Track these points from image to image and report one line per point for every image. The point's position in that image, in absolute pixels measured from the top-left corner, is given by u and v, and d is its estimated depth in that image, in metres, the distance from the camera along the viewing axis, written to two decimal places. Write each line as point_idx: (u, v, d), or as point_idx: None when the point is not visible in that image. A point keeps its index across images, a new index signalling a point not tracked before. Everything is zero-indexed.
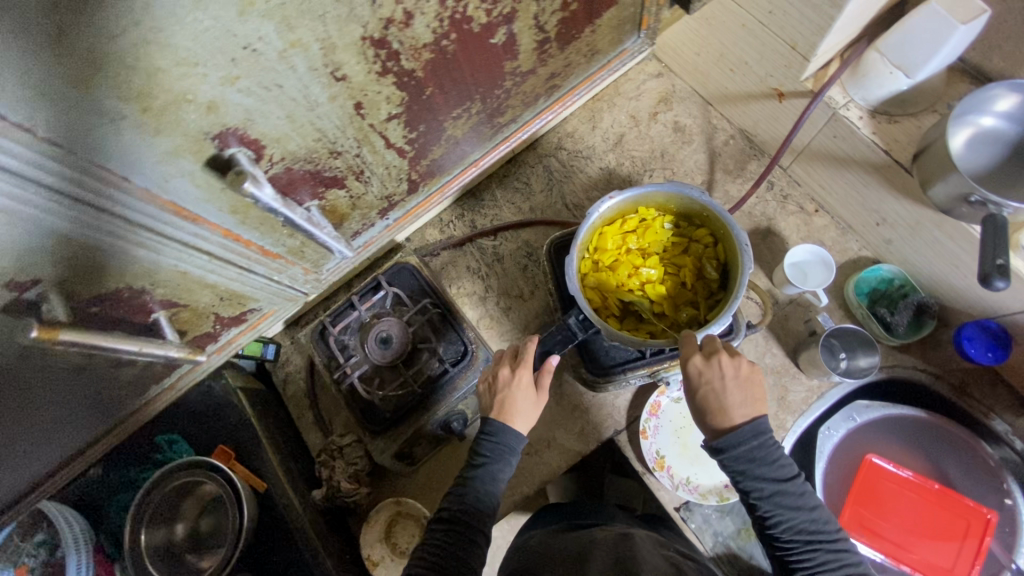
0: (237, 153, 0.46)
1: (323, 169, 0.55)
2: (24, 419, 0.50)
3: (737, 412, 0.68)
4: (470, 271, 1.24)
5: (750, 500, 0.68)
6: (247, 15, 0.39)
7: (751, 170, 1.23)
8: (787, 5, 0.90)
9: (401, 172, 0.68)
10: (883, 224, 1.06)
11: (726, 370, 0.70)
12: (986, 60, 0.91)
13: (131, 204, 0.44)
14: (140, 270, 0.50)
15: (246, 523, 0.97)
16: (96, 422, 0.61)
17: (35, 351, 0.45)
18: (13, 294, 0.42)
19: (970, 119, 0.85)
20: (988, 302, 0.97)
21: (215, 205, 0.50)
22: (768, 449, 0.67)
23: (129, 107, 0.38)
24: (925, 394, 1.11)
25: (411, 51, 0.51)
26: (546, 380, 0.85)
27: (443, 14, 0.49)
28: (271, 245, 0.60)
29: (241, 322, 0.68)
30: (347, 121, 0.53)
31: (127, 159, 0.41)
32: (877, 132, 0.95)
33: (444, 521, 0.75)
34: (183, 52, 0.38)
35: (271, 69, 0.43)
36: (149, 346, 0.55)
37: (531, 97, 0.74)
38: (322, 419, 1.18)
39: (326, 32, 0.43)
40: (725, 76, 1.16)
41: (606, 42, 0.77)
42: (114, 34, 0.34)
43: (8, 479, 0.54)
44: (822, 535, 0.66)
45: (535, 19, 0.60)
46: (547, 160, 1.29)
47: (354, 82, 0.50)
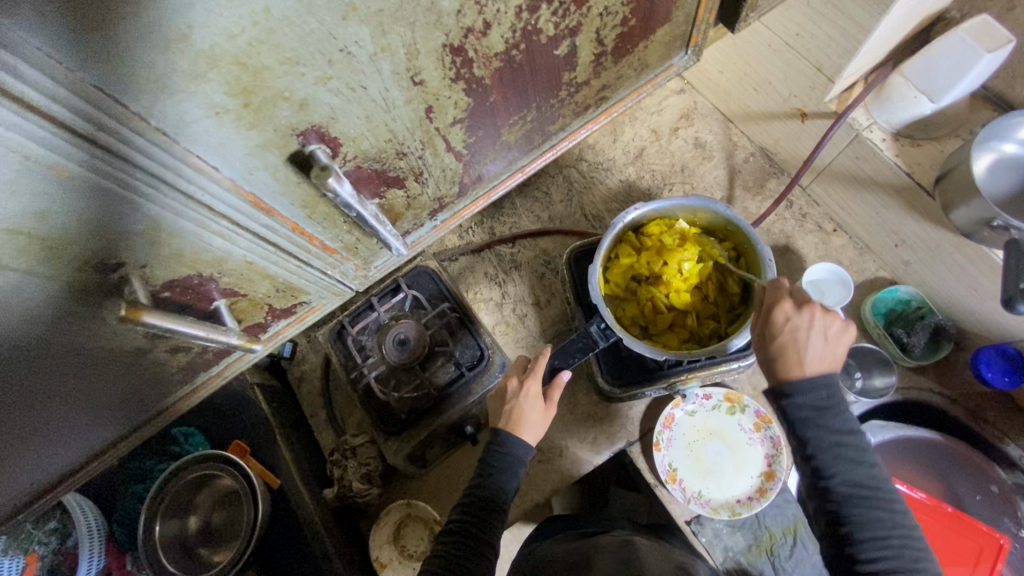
0: (317, 150, 0.46)
1: (388, 168, 0.55)
2: (74, 399, 0.50)
3: (813, 361, 0.67)
4: (487, 276, 1.25)
5: (809, 450, 0.67)
6: (349, 19, 0.39)
7: (771, 188, 1.24)
8: (815, 28, 0.91)
9: (455, 175, 0.66)
10: (901, 245, 1.07)
11: (817, 321, 0.69)
12: (1011, 88, 0.93)
13: (215, 193, 0.43)
14: (212, 259, 0.49)
15: (260, 519, 0.97)
16: (142, 410, 0.60)
17: (105, 330, 0.46)
18: (100, 276, 0.42)
19: (993, 145, 0.86)
20: (1006, 327, 0.98)
21: (288, 199, 0.49)
22: (835, 402, 0.67)
23: (233, 101, 0.38)
24: (940, 417, 1.10)
25: (483, 60, 0.51)
26: (553, 394, 0.86)
27: (518, 25, 0.50)
28: (331, 240, 0.59)
29: (291, 314, 0.65)
30: (416, 124, 0.52)
31: (222, 151, 0.41)
32: (900, 155, 0.96)
33: (455, 534, 0.75)
34: (290, 52, 0.38)
35: (360, 71, 0.43)
36: (217, 334, 0.53)
37: (580, 109, 0.73)
38: (336, 418, 1.18)
39: (413, 38, 0.44)
40: (749, 94, 1.18)
41: (657, 58, 0.73)
42: (235, 32, 0.34)
43: (52, 459, 0.54)
44: (877, 493, 0.65)
45: (598, 35, 0.59)
46: (568, 170, 1.31)
47: (429, 86, 0.49)
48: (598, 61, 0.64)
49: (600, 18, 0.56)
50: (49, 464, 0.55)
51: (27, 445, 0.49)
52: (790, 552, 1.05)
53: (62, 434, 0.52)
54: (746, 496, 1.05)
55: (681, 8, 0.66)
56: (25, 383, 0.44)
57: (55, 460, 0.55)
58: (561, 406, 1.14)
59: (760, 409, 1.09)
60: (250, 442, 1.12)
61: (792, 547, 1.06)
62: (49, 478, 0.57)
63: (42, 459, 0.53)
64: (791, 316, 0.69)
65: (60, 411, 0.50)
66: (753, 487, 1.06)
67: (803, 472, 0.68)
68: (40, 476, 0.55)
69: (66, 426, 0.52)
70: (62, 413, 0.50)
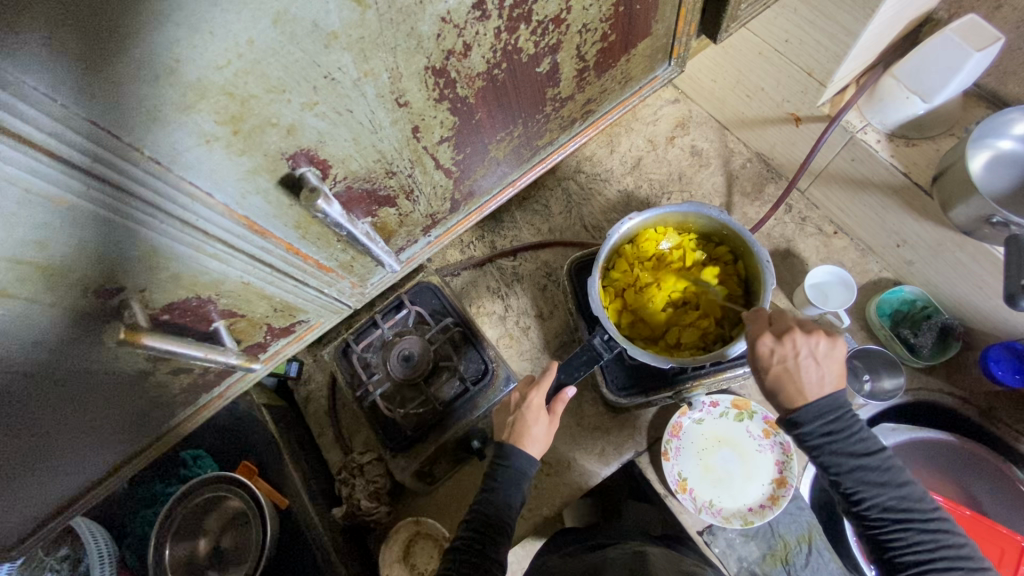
0: (306, 173, 0.47)
1: (378, 188, 0.56)
2: (79, 424, 0.51)
3: (812, 388, 0.67)
4: (490, 290, 1.26)
5: (830, 477, 0.66)
6: (332, 47, 0.40)
7: (769, 193, 1.24)
8: (804, 34, 0.93)
9: (446, 192, 0.67)
10: (904, 245, 1.06)
11: (801, 346, 0.68)
12: (1003, 85, 0.93)
13: (210, 218, 0.45)
14: (209, 281, 0.50)
15: (268, 540, 0.97)
16: (145, 433, 0.61)
17: (109, 354, 0.47)
18: (100, 300, 0.43)
19: (989, 142, 0.86)
20: (1014, 324, 0.96)
21: (282, 220, 0.50)
22: (846, 421, 0.66)
23: (223, 129, 0.39)
24: (953, 418, 1.09)
25: (466, 80, 0.52)
26: (558, 407, 0.86)
27: (497, 46, 0.51)
28: (326, 259, 0.60)
29: (290, 334, 0.66)
30: (404, 144, 0.54)
31: (214, 177, 0.42)
32: (896, 155, 0.96)
33: (461, 552, 0.74)
34: (276, 80, 0.39)
35: (346, 96, 0.44)
36: (214, 354, 0.54)
37: (568, 121, 0.75)
38: (344, 437, 1.18)
39: (394, 62, 0.45)
40: (742, 101, 1.19)
41: (639, 71, 0.75)
42: (220, 65, 0.36)
43: (56, 485, 0.55)
44: (914, 513, 0.62)
45: (579, 50, 0.60)
46: (566, 183, 1.32)
47: (414, 108, 0.51)
48: (581, 76, 0.65)
49: (580, 35, 0.58)
50: (56, 489, 0.55)
51: (31, 473, 0.50)
52: (806, 561, 1.03)
53: (67, 460, 0.53)
54: (759, 504, 1.04)
55: (661, 21, 0.67)
56: (30, 411, 0.45)
57: (59, 486, 0.55)
58: (567, 418, 1.14)
59: (768, 414, 1.09)
60: (258, 463, 1.12)
61: (808, 556, 1.04)
62: (56, 504, 0.57)
63: (46, 486, 0.53)
64: (773, 347, 0.69)
65: (64, 437, 0.50)
66: (766, 495, 1.04)
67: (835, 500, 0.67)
68: (47, 501, 0.56)
69: (70, 452, 0.53)
70: (66, 439, 0.51)
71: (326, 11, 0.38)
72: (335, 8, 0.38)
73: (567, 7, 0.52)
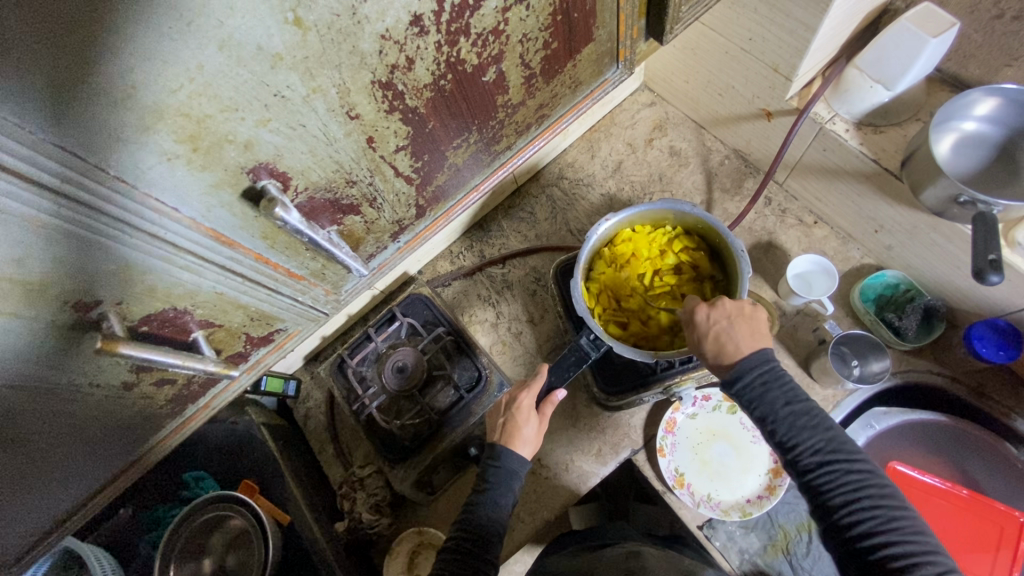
0: (267, 185, 0.50)
1: (341, 197, 0.59)
2: (67, 439, 0.53)
3: (746, 345, 0.68)
4: (480, 298, 1.28)
5: (765, 426, 0.66)
6: (277, 67, 0.43)
7: (748, 188, 1.27)
8: (763, 32, 0.96)
9: (411, 199, 0.70)
10: (881, 231, 1.08)
11: (729, 309, 0.72)
12: (964, 68, 0.95)
13: (178, 232, 0.47)
14: (183, 292, 0.52)
15: (271, 557, 0.98)
16: (130, 448, 0.63)
17: (91, 365, 0.49)
18: (79, 315, 0.45)
19: (953, 125, 0.89)
20: (992, 301, 0.98)
21: (250, 232, 0.53)
22: (776, 373, 0.67)
23: (182, 147, 0.42)
24: (943, 397, 1.09)
25: (414, 91, 0.55)
26: (547, 409, 0.88)
27: (441, 58, 0.54)
28: (297, 267, 0.62)
29: (271, 342, 0.68)
30: (360, 154, 0.56)
31: (179, 192, 0.45)
32: (865, 143, 0.99)
33: (452, 552, 0.76)
34: (228, 100, 0.42)
35: (296, 112, 0.47)
36: (193, 362, 0.56)
37: (524, 127, 0.77)
38: (343, 452, 1.20)
39: (341, 79, 0.48)
40: (715, 100, 1.22)
41: (590, 74, 0.77)
42: (173, 89, 0.39)
43: (49, 502, 0.57)
44: (842, 455, 0.62)
45: (523, 58, 0.62)
46: (550, 189, 1.35)
47: (365, 119, 0.53)
48: (531, 82, 0.68)
49: (522, 44, 0.60)
50: (49, 506, 0.57)
51: (18, 493, 0.51)
52: (807, 549, 1.04)
53: (55, 476, 0.55)
54: (755, 495, 1.05)
55: (603, 27, 0.69)
56: (19, 424, 0.47)
57: (54, 503, 0.57)
58: (563, 420, 1.15)
59: None
60: (259, 481, 1.14)
61: (809, 544, 1.04)
62: (47, 522, 0.59)
63: (34, 505, 0.55)
64: (707, 315, 0.72)
65: (55, 451, 0.52)
66: (762, 485, 1.05)
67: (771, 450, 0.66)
68: (40, 519, 0.57)
69: (58, 469, 0.54)
70: (53, 456, 0.53)
71: (269, 35, 0.40)
72: (277, 32, 0.41)
73: (504, 18, 0.55)
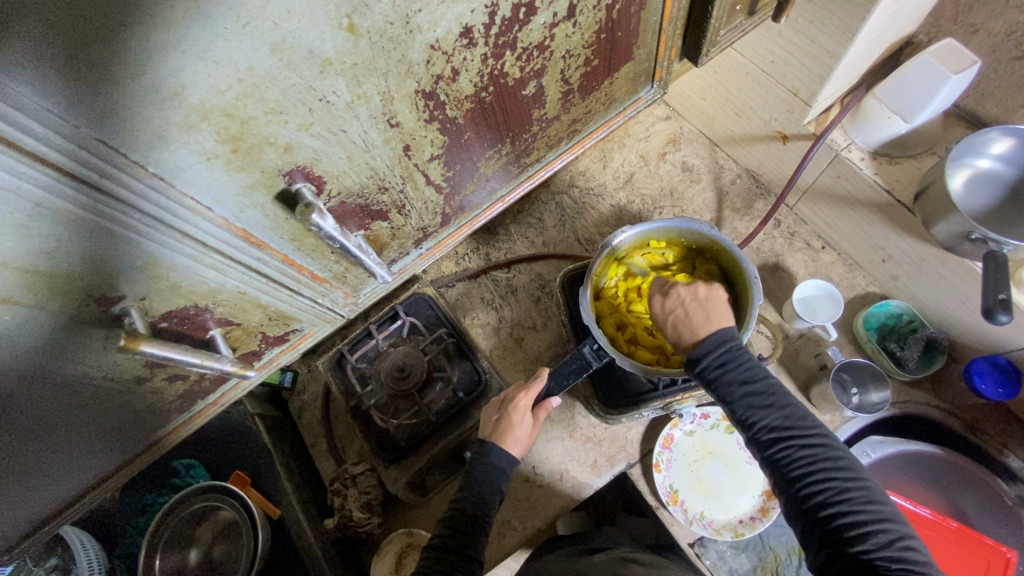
0: (302, 189, 0.49)
1: (371, 203, 0.58)
2: (73, 434, 0.53)
3: (701, 327, 0.71)
4: (484, 301, 1.28)
5: (725, 407, 0.67)
6: (326, 72, 0.42)
7: (759, 209, 1.27)
8: (787, 55, 0.96)
9: (438, 207, 0.68)
10: (889, 260, 1.08)
11: (686, 294, 0.74)
12: (981, 106, 0.96)
13: (209, 230, 0.46)
14: (206, 291, 0.51)
15: (261, 548, 0.97)
16: (128, 445, 0.62)
17: (108, 358, 0.49)
18: (103, 309, 0.45)
19: (968, 161, 0.89)
20: (995, 337, 0.99)
21: (278, 233, 0.52)
22: (736, 353, 0.68)
23: (223, 148, 0.41)
24: (939, 430, 1.10)
25: (455, 102, 0.54)
26: (541, 415, 0.87)
27: (484, 70, 0.53)
28: (320, 270, 0.61)
29: (284, 343, 0.67)
30: (395, 163, 0.55)
31: (214, 191, 0.44)
32: (879, 172, 0.99)
33: (437, 549, 0.75)
34: (274, 103, 0.41)
35: (339, 117, 0.46)
36: (210, 360, 0.55)
37: (556, 139, 0.76)
38: (337, 447, 1.19)
39: (386, 86, 0.47)
40: (731, 119, 1.22)
41: (624, 92, 0.76)
42: (221, 89, 0.38)
43: (54, 491, 0.57)
44: (795, 430, 0.62)
45: (563, 74, 0.62)
46: (559, 197, 1.35)
47: (405, 128, 0.53)
48: (567, 98, 0.67)
49: (563, 60, 0.60)
50: (53, 494, 0.58)
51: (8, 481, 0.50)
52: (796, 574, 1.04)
53: (47, 467, 0.53)
54: (748, 516, 1.05)
55: (645, 45, 0.69)
56: (28, 418, 0.47)
57: (57, 492, 0.58)
58: (559, 429, 1.14)
59: None
60: (250, 472, 1.13)
61: (798, 568, 1.04)
62: (33, 513, 0.58)
63: (37, 494, 0.55)
64: (664, 302, 0.75)
65: (61, 444, 0.52)
66: (755, 507, 1.06)
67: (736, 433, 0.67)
68: (43, 507, 0.58)
69: (52, 460, 0.53)
70: (56, 445, 0.52)
71: (322, 39, 0.40)
72: (330, 37, 0.40)
73: (550, 34, 0.55)
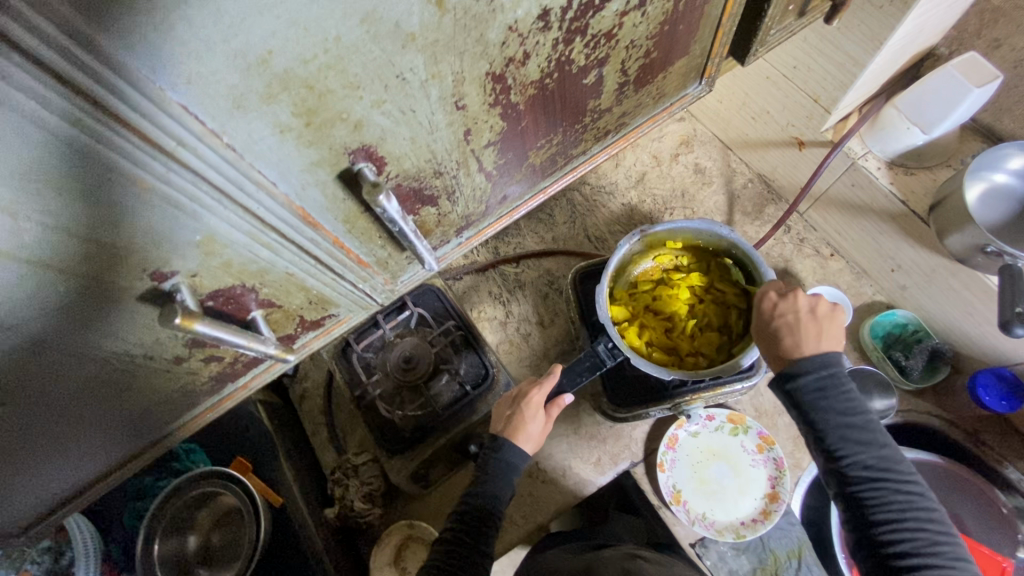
0: (364, 168, 0.48)
1: (425, 187, 0.57)
2: (97, 410, 0.52)
3: (812, 344, 0.69)
4: (492, 295, 1.27)
5: (817, 433, 0.66)
6: (407, 48, 0.41)
7: (769, 214, 1.27)
8: (811, 62, 0.96)
9: (484, 194, 0.67)
10: (897, 270, 1.10)
11: (800, 306, 0.72)
12: (998, 121, 0.97)
13: (270, 206, 0.45)
14: (257, 270, 0.49)
15: (262, 538, 0.96)
16: (157, 428, 0.61)
17: (148, 332, 0.48)
18: (154, 283, 0.44)
19: (982, 175, 0.90)
20: (1000, 350, 1.00)
21: (333, 214, 0.51)
22: (838, 381, 0.67)
23: (297, 121, 0.40)
24: (939, 439, 1.12)
25: (521, 87, 0.53)
26: (553, 411, 0.86)
27: (553, 56, 0.52)
28: (366, 254, 0.59)
29: (320, 326, 0.65)
30: (455, 145, 0.54)
31: (281, 166, 0.43)
32: (895, 182, 1.00)
33: (448, 543, 0.75)
34: (353, 77, 0.40)
35: (411, 96, 0.45)
36: (257, 343, 0.52)
37: (602, 133, 0.74)
38: (337, 435, 1.16)
39: (461, 66, 0.46)
40: (747, 123, 1.22)
41: (673, 87, 0.75)
42: (307, 58, 0.37)
43: (74, 468, 0.57)
44: (890, 475, 0.64)
45: (623, 64, 0.60)
46: (571, 194, 1.34)
47: (470, 111, 0.52)
48: (622, 89, 0.66)
49: (626, 50, 0.59)
50: (74, 471, 0.57)
51: (37, 450, 0.50)
52: None
53: (75, 440, 0.53)
54: (749, 518, 1.06)
55: (699, 42, 0.68)
56: (54, 391, 0.46)
57: (78, 470, 0.57)
58: (564, 426, 1.14)
59: (763, 430, 1.10)
60: (251, 459, 1.11)
61: (797, 571, 1.05)
62: (54, 490, 0.57)
63: (58, 470, 0.55)
64: (777, 306, 0.73)
65: (84, 419, 0.52)
66: (758, 510, 1.06)
67: (816, 458, 0.68)
68: (63, 484, 0.58)
69: (81, 433, 0.53)
70: (80, 420, 0.51)
71: (409, 13, 0.39)
72: (417, 11, 0.39)
73: (620, 23, 0.53)
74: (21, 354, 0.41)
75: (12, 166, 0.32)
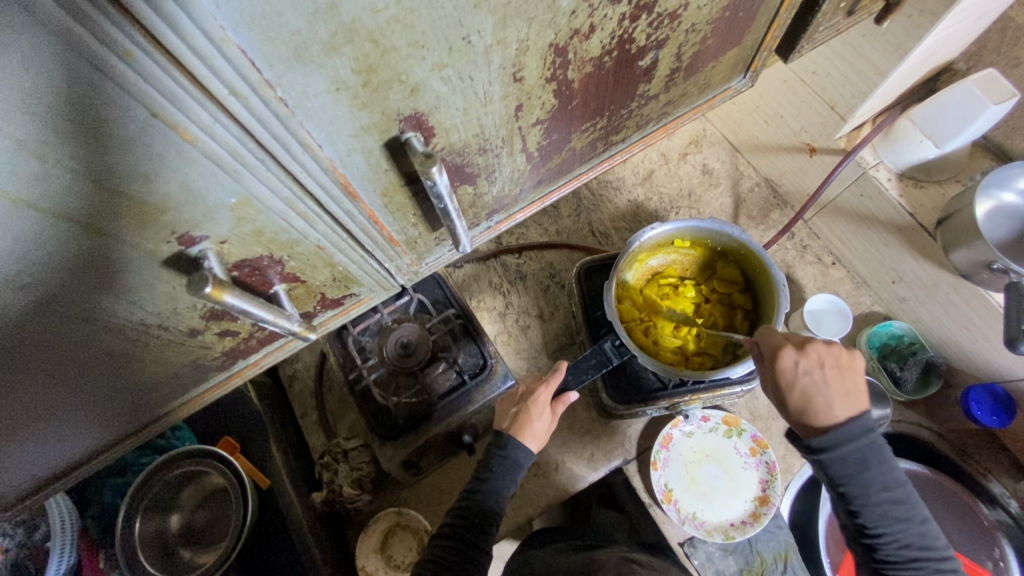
0: (412, 138, 0.46)
1: (466, 163, 0.55)
2: (98, 383, 0.49)
3: (842, 407, 0.66)
4: (492, 285, 1.25)
5: (850, 503, 0.66)
6: (479, 8, 0.39)
7: (774, 219, 1.27)
8: (831, 67, 0.96)
9: (523, 176, 0.65)
10: (899, 282, 1.10)
11: (825, 360, 0.68)
12: (1010, 140, 0.97)
13: (313, 171, 0.43)
14: (288, 241, 0.47)
15: (248, 520, 0.93)
16: (158, 405, 0.58)
17: (164, 300, 0.45)
18: (182, 247, 0.41)
19: (992, 193, 0.90)
20: (997, 366, 1.02)
21: (373, 186, 0.48)
22: (874, 448, 0.66)
23: (356, 79, 0.38)
24: (928, 450, 1.14)
25: (579, 63, 0.51)
26: (559, 409, 0.85)
27: (618, 32, 0.50)
28: (397, 232, 0.57)
29: (339, 306, 0.62)
30: (504, 121, 0.52)
31: (330, 127, 0.40)
32: (904, 195, 1.01)
33: (449, 538, 0.73)
34: (420, 34, 0.38)
35: (472, 62, 0.43)
36: (281, 320, 0.50)
37: (644, 121, 0.72)
38: (327, 420, 1.15)
39: (527, 33, 0.44)
40: (759, 126, 1.21)
41: (719, 79, 0.73)
42: (379, 8, 0.34)
43: (66, 443, 0.54)
44: (919, 540, 0.65)
45: (679, 48, 0.59)
46: (578, 187, 1.33)
47: (526, 83, 0.50)
48: (672, 77, 0.64)
49: (685, 33, 0.57)
50: (66, 446, 0.54)
51: (30, 416, 0.47)
52: None
53: (71, 411, 0.50)
54: (740, 519, 1.06)
55: (752, 33, 0.66)
56: (56, 358, 0.44)
57: (70, 444, 0.54)
58: (560, 420, 1.13)
59: (757, 433, 1.10)
60: (239, 438, 1.08)
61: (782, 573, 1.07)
62: (45, 465, 0.55)
63: (49, 443, 0.52)
64: (797, 363, 0.67)
65: (83, 391, 0.49)
66: (747, 511, 1.07)
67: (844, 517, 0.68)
68: (53, 459, 0.55)
69: (79, 405, 0.50)
70: (79, 392, 0.49)
71: None
72: None
73: (686, 3, 0.51)
74: (27, 309, 0.39)
75: (46, 105, 0.29)
